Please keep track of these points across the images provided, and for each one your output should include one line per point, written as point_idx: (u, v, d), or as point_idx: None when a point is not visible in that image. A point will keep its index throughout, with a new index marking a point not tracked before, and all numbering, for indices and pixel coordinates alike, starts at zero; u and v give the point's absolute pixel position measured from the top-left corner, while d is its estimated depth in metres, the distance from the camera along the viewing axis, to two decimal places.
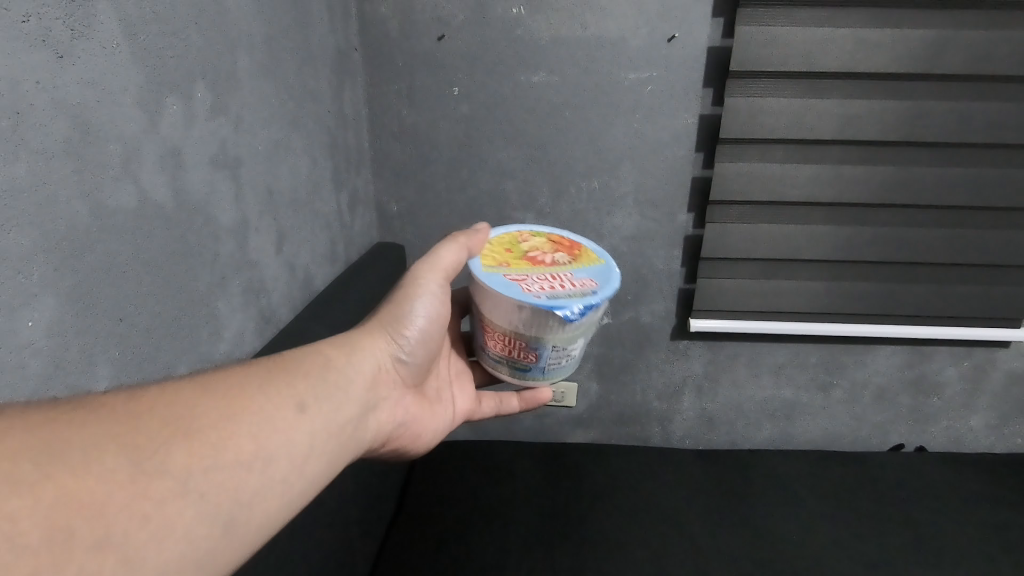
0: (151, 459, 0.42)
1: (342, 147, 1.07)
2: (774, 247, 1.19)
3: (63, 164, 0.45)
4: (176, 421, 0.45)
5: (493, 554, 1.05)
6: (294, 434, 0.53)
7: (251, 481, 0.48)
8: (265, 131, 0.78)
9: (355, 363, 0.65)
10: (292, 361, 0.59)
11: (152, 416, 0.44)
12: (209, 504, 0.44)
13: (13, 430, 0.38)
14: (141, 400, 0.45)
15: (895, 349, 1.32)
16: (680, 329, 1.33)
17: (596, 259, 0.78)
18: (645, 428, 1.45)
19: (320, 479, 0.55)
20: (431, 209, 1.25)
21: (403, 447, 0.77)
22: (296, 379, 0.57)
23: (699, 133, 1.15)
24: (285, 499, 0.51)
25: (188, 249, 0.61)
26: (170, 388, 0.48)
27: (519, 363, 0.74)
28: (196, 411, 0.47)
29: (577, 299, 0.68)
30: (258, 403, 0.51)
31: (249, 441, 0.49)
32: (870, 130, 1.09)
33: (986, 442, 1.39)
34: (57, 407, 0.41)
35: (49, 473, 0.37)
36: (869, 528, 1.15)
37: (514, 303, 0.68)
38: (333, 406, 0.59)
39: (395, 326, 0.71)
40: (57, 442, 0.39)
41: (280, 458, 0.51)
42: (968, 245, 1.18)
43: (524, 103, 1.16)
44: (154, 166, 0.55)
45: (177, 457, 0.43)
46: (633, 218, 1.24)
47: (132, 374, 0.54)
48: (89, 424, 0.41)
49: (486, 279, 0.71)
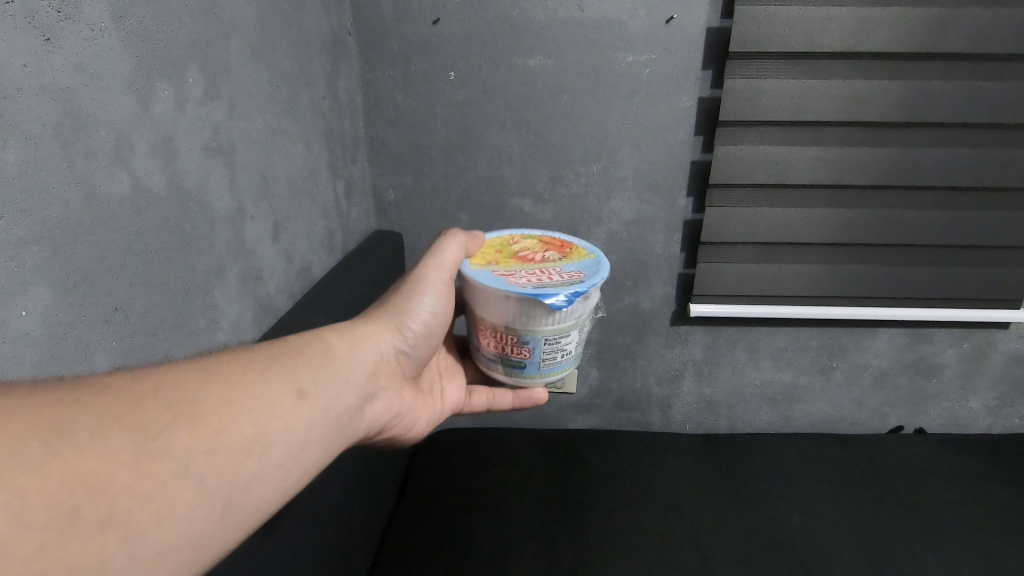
0: (152, 441, 0.40)
1: (339, 136, 1.04)
2: (775, 231, 1.14)
3: (52, 150, 0.47)
4: (179, 403, 0.43)
5: (495, 539, 1.04)
6: (294, 421, 0.50)
7: (250, 466, 0.45)
8: (259, 119, 0.77)
9: (360, 351, 0.63)
10: (294, 347, 0.57)
11: (156, 398, 0.42)
12: (208, 486, 0.42)
13: (19, 409, 0.36)
14: (143, 383, 0.43)
15: (897, 332, 1.28)
16: (681, 315, 1.29)
17: (584, 254, 0.76)
18: (645, 415, 1.42)
19: (318, 466, 0.54)
20: (426, 199, 1.21)
21: (398, 438, 0.75)
22: (299, 366, 0.55)
23: (697, 116, 1.10)
24: (282, 485, 0.49)
25: (183, 238, 0.62)
26: (173, 370, 0.46)
27: (513, 360, 0.70)
28: (197, 395, 0.44)
29: (563, 287, 0.65)
30: (260, 387, 0.49)
31: (249, 427, 0.46)
32: (888, 99, 1.03)
33: (984, 423, 1.38)
34: (60, 387, 0.39)
35: (57, 452, 0.36)
36: (887, 504, 1.11)
37: (500, 296, 0.65)
38: (334, 393, 0.57)
39: (402, 317, 0.70)
40: (61, 422, 0.37)
41: (280, 444, 0.49)
42: (976, 226, 1.13)
43: (517, 86, 1.10)
44: (147, 152, 0.56)
45: (177, 440, 0.41)
46: (631, 202, 1.19)
47: (118, 359, 0.54)
48: (94, 405, 0.39)
49: (470, 275, 0.69)
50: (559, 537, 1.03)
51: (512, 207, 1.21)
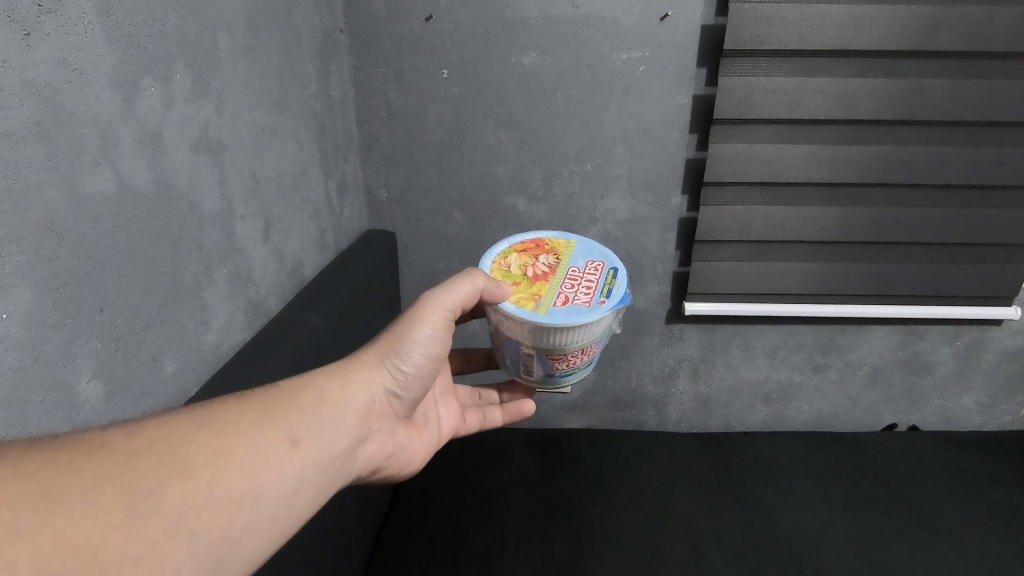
0: (143, 501, 0.42)
1: (330, 134, 1.03)
2: (769, 229, 1.14)
3: (33, 148, 0.46)
4: (173, 459, 0.45)
5: (489, 541, 1.03)
6: (284, 471, 0.52)
7: (238, 520, 0.47)
8: (250, 117, 0.76)
9: (358, 394, 0.64)
10: (289, 390, 0.58)
11: (149, 454, 0.44)
12: (199, 542, 0.44)
13: (14, 475, 0.38)
14: (137, 438, 0.45)
15: (891, 330, 1.28)
16: (675, 313, 1.29)
17: (565, 242, 0.80)
18: (639, 414, 1.41)
19: (308, 513, 0.55)
20: (419, 198, 1.20)
21: (391, 475, 0.75)
22: (293, 412, 0.55)
23: (692, 114, 1.10)
24: (270, 536, 0.50)
25: (172, 238, 0.61)
26: (169, 421, 0.48)
27: (588, 361, 0.74)
28: (191, 449, 0.46)
29: (617, 282, 0.73)
30: (253, 438, 0.51)
31: (241, 480, 0.48)
32: (882, 97, 1.03)
33: (977, 420, 1.38)
34: (59, 445, 0.41)
35: (48, 519, 0.38)
36: (882, 502, 1.10)
37: (592, 326, 0.68)
38: (325, 439, 0.58)
39: (396, 359, 0.67)
40: (55, 485, 0.39)
41: (272, 496, 0.50)
42: (969, 224, 1.13)
43: (511, 84, 1.09)
44: (133, 150, 0.55)
45: (168, 499, 0.43)
46: (626, 200, 1.18)
47: (104, 363, 0.53)
48: (91, 464, 0.41)
49: (553, 320, 0.67)
50: (554, 539, 1.02)
51: (506, 206, 1.21)
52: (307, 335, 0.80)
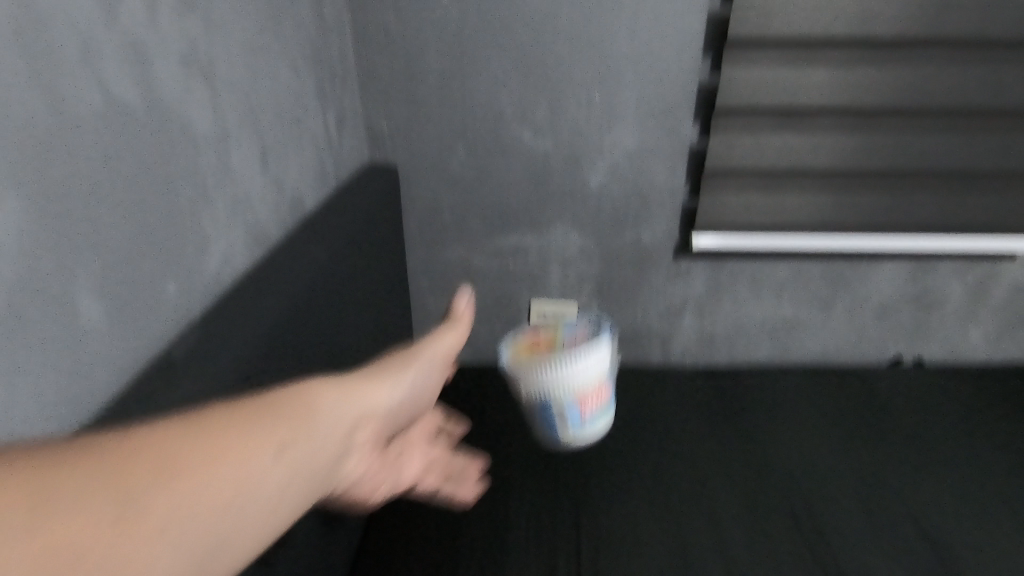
0: (127, 504, 0.37)
1: (328, 61, 0.99)
2: (783, 159, 1.11)
3: (9, 48, 0.43)
4: (158, 462, 0.40)
5: (493, 478, 1.05)
6: (276, 476, 0.47)
7: (225, 525, 0.42)
8: (244, 39, 0.73)
9: (347, 400, 0.59)
10: (274, 394, 0.53)
11: (133, 459, 0.39)
12: (186, 548, 0.39)
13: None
14: (122, 442, 0.40)
15: (901, 264, 1.27)
16: (683, 248, 1.27)
17: None
18: (645, 350, 1.40)
19: (292, 520, 0.50)
20: (421, 130, 1.17)
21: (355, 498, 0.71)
22: (280, 415, 0.51)
23: (705, 37, 1.06)
24: (255, 545, 0.45)
25: (164, 156, 0.60)
26: (154, 425, 0.43)
27: None
28: (177, 450, 0.42)
29: None
30: (243, 440, 0.46)
31: (231, 483, 0.43)
32: (905, 14, 0.99)
33: (987, 357, 1.38)
34: (38, 451, 0.37)
35: (24, 524, 0.33)
36: (882, 439, 1.12)
37: None
38: (317, 446, 0.53)
39: (373, 382, 0.64)
40: (34, 489, 0.34)
41: (259, 507, 0.45)
42: (990, 151, 1.09)
43: (515, 8, 1.06)
44: (116, 58, 0.53)
45: (153, 501, 0.38)
46: (634, 130, 1.15)
47: (101, 282, 0.52)
48: (71, 468, 0.37)
49: None
50: (556, 476, 1.05)
51: (511, 138, 1.17)
52: (310, 264, 0.79)
